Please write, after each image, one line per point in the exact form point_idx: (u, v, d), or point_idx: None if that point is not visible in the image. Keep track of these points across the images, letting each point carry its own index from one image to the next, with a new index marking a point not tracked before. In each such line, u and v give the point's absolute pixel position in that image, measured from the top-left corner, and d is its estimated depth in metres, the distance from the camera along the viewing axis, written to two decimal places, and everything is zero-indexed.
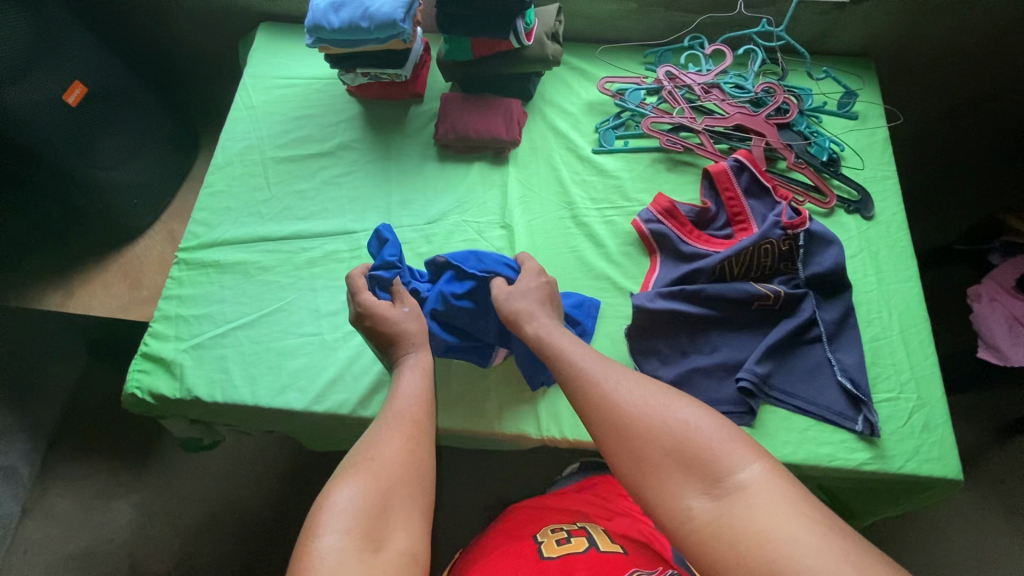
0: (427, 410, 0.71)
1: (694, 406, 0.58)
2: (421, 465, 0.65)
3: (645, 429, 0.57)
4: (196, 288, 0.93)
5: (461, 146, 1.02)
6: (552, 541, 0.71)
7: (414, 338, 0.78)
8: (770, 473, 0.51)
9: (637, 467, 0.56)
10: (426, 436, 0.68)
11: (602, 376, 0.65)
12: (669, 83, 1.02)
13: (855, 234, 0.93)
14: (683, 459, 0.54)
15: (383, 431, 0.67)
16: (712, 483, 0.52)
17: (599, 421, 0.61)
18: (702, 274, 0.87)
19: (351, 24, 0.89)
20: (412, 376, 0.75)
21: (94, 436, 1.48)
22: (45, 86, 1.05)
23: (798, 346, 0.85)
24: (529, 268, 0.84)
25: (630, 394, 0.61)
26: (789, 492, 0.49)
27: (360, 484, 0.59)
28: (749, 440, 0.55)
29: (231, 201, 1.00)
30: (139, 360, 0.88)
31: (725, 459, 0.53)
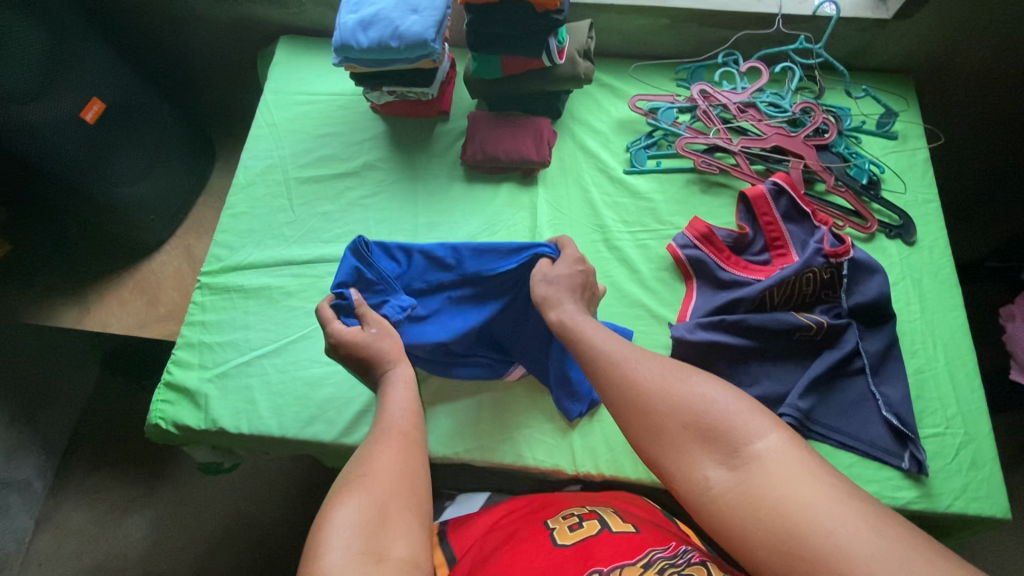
0: (416, 420, 0.68)
1: (712, 382, 0.58)
2: (414, 474, 0.62)
3: (662, 404, 0.58)
4: (219, 314, 0.91)
5: (489, 167, 0.99)
6: (564, 528, 0.67)
7: (388, 356, 0.74)
8: (786, 441, 0.52)
9: (656, 440, 0.57)
10: (417, 447, 0.65)
11: (620, 356, 0.65)
12: (703, 102, 0.99)
13: (897, 260, 0.91)
14: (702, 431, 0.55)
15: (376, 444, 0.64)
16: (730, 454, 0.53)
17: (619, 401, 0.61)
18: (743, 303, 0.84)
19: (380, 44, 0.86)
20: (398, 390, 0.71)
21: (108, 449, 1.46)
22: (62, 103, 1.02)
23: (842, 378, 0.82)
24: (567, 256, 0.79)
25: (647, 373, 0.62)
26: (806, 459, 0.50)
27: (357, 501, 0.57)
28: (764, 411, 0.55)
29: (254, 223, 0.97)
30: (162, 390, 0.86)
31: (743, 430, 0.53)
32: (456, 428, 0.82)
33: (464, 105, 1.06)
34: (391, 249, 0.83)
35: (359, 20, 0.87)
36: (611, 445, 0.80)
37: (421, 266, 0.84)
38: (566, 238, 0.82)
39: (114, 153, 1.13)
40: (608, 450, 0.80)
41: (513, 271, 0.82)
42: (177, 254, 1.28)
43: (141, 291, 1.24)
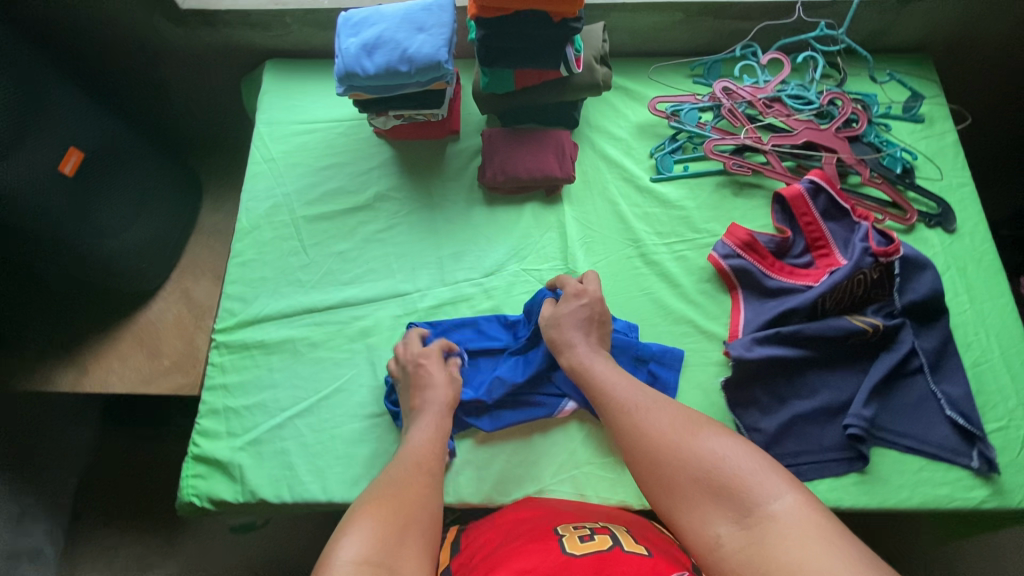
0: (438, 463, 0.68)
1: (725, 437, 0.57)
2: (429, 505, 0.60)
3: (674, 458, 0.57)
4: (241, 375, 0.85)
5: (510, 187, 0.94)
6: (574, 537, 0.57)
7: (444, 404, 0.76)
8: (804, 504, 0.49)
9: (666, 493, 0.56)
10: (438, 490, 0.63)
11: (633, 407, 0.65)
12: (727, 100, 0.95)
13: (939, 250, 0.88)
14: (713, 487, 0.53)
15: (400, 476, 0.63)
16: (742, 512, 0.50)
17: (632, 450, 0.61)
18: (795, 313, 0.81)
19: (388, 70, 0.79)
20: (427, 431, 0.72)
21: (120, 505, 1.39)
22: (38, 157, 0.93)
23: (901, 379, 0.81)
24: (569, 289, 0.80)
25: (660, 425, 0.61)
26: (823, 524, 0.47)
27: (378, 518, 0.54)
28: (781, 471, 0.52)
29: (265, 270, 0.91)
30: (190, 464, 0.80)
31: (757, 490, 0.51)
32: (510, 471, 0.79)
33: (473, 120, 1.00)
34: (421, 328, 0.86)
35: (362, 44, 0.80)
36: None
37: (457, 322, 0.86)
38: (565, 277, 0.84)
39: (98, 205, 1.04)
40: None
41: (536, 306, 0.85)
42: (175, 299, 1.20)
43: (141, 343, 1.17)
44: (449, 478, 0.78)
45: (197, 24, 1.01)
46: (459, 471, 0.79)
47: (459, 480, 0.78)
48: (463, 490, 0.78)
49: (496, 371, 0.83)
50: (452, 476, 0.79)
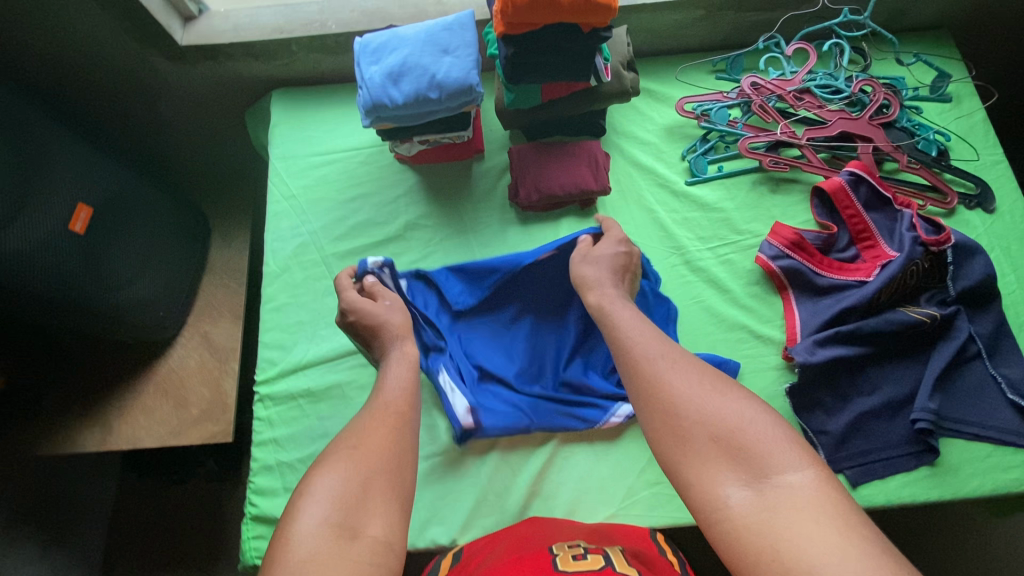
0: (412, 401, 0.65)
1: (746, 401, 0.53)
2: (401, 449, 0.59)
3: (690, 410, 0.53)
4: (290, 426, 0.82)
5: (544, 204, 0.91)
6: (568, 555, 0.55)
7: (397, 332, 0.74)
8: (821, 481, 0.46)
9: (677, 442, 0.52)
10: (410, 426, 0.63)
11: (654, 353, 0.59)
12: (757, 96, 0.93)
13: (982, 231, 0.87)
14: (731, 447, 0.49)
15: (371, 421, 0.61)
16: (756, 476, 0.47)
17: (643, 392, 0.57)
18: (853, 311, 0.80)
19: (418, 97, 0.75)
20: (399, 366, 0.69)
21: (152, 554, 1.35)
22: (47, 218, 0.87)
23: (960, 365, 0.80)
24: (614, 234, 0.80)
25: (680, 378, 0.56)
26: (840, 503, 0.44)
27: (344, 471, 0.54)
28: (801, 444, 0.49)
29: (302, 313, 0.88)
30: (250, 525, 0.77)
31: (775, 458, 0.48)
32: (581, 498, 0.77)
33: (497, 137, 0.97)
34: (430, 287, 0.87)
35: (386, 72, 0.76)
36: None
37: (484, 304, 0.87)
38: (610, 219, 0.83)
39: (111, 259, 0.98)
40: None
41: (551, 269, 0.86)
42: (196, 344, 1.16)
43: (165, 394, 1.12)
44: (521, 511, 0.77)
45: (197, 59, 0.96)
46: (530, 502, 0.77)
47: (531, 511, 0.77)
48: None
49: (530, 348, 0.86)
50: (524, 508, 0.77)
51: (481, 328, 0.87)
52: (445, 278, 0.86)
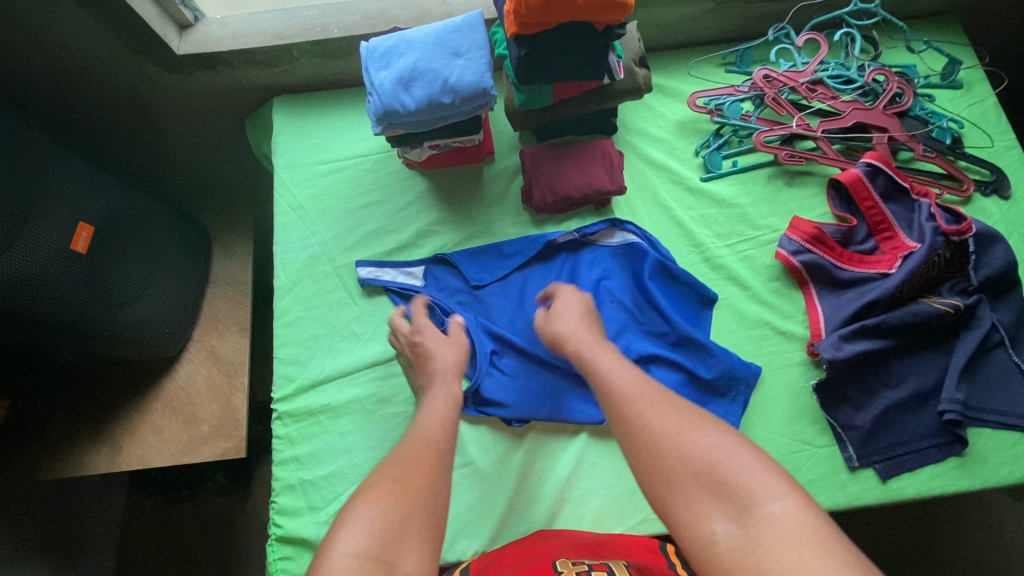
0: (451, 438, 0.62)
1: (724, 431, 0.51)
2: (439, 484, 0.55)
3: (665, 443, 0.51)
4: (311, 443, 0.80)
5: (559, 206, 0.89)
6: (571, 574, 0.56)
7: (451, 368, 0.73)
8: (805, 510, 0.43)
9: (657, 481, 0.50)
10: (448, 465, 0.58)
11: (629, 386, 0.58)
12: (769, 89, 0.92)
13: (999, 217, 0.86)
14: (711, 481, 0.47)
15: (408, 454, 0.58)
16: (740, 510, 0.45)
17: (620, 427, 0.55)
18: (878, 304, 0.80)
19: (431, 103, 0.73)
20: (440, 403, 0.67)
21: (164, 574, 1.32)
22: (49, 239, 0.83)
23: (984, 354, 0.79)
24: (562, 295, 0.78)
25: (658, 411, 0.54)
26: (825, 535, 0.42)
27: (382, 504, 0.51)
28: (783, 471, 0.47)
29: (316, 327, 0.86)
30: (276, 546, 0.76)
31: (755, 488, 0.45)
32: (612, 503, 0.77)
33: (507, 138, 0.95)
34: (447, 266, 0.89)
35: (397, 77, 0.74)
36: None
37: (501, 284, 0.88)
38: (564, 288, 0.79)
39: (115, 278, 0.95)
40: None
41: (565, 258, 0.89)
42: (203, 360, 1.13)
43: (174, 412, 1.10)
44: (551, 519, 0.76)
45: (196, 68, 0.94)
46: (560, 508, 0.77)
47: (561, 518, 0.76)
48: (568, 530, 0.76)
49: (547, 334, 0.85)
50: (553, 515, 0.76)
51: (497, 310, 0.87)
52: (464, 259, 0.88)
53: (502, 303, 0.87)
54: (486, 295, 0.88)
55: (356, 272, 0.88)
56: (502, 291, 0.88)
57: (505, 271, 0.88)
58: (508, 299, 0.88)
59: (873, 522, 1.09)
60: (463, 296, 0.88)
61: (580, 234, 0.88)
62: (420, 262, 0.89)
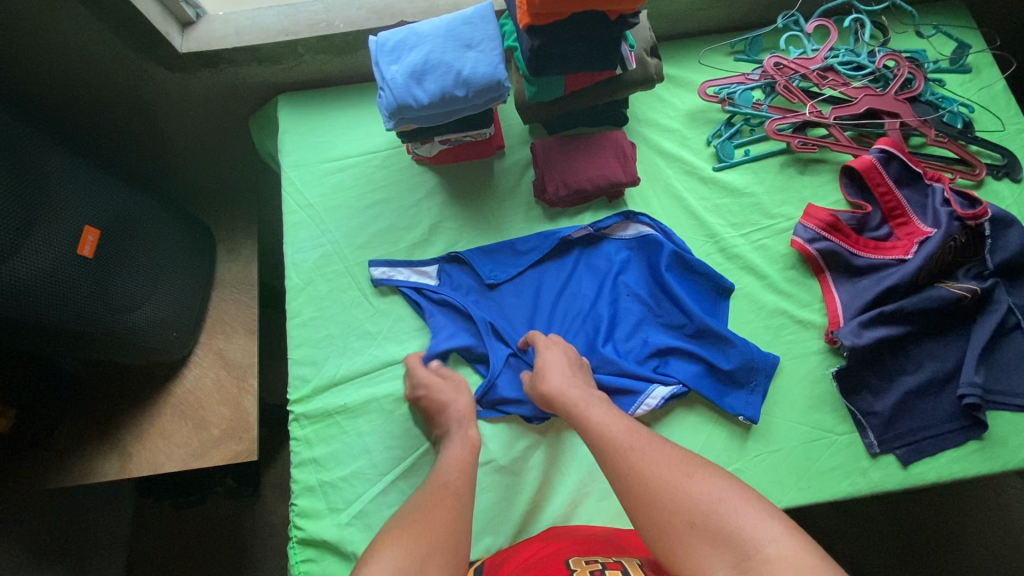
0: (469, 482, 0.65)
1: (716, 480, 0.56)
2: (457, 526, 0.59)
3: (667, 499, 0.56)
4: (329, 445, 0.79)
5: (572, 199, 0.88)
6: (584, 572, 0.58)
7: (460, 415, 0.74)
8: (798, 546, 0.49)
9: (661, 534, 0.55)
10: (464, 508, 0.61)
11: (628, 445, 0.62)
12: (780, 76, 0.92)
13: (1013, 201, 0.86)
14: (711, 531, 0.52)
15: (427, 501, 0.61)
16: (740, 557, 0.50)
17: (624, 487, 0.59)
18: (896, 290, 0.80)
19: (444, 96, 0.72)
20: (458, 450, 0.70)
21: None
22: (55, 244, 0.81)
23: (1002, 338, 0.79)
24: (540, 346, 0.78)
25: (655, 464, 0.59)
26: (818, 566, 0.48)
27: (405, 549, 0.54)
28: (774, 513, 0.53)
29: (330, 327, 0.85)
30: (298, 548, 0.75)
31: (750, 533, 0.51)
32: None
33: (517, 132, 0.94)
34: (460, 265, 0.88)
35: (408, 71, 0.73)
36: (798, 471, 0.76)
37: (516, 282, 0.87)
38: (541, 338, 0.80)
39: (121, 283, 0.93)
40: (798, 479, 0.76)
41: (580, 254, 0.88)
42: (210, 363, 1.12)
43: (184, 416, 1.08)
44: (573, 512, 0.76)
45: (198, 67, 0.92)
46: (582, 501, 0.77)
47: (583, 511, 0.76)
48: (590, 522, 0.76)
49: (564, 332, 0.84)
50: (575, 508, 0.76)
51: (513, 307, 0.86)
52: (479, 257, 0.87)
53: (516, 302, 0.87)
54: (501, 294, 0.87)
55: (369, 271, 0.87)
56: (516, 289, 0.87)
57: (520, 269, 0.87)
58: (524, 297, 0.87)
59: (886, 501, 1.10)
60: (478, 295, 0.87)
61: (594, 228, 0.87)
62: (434, 261, 0.88)
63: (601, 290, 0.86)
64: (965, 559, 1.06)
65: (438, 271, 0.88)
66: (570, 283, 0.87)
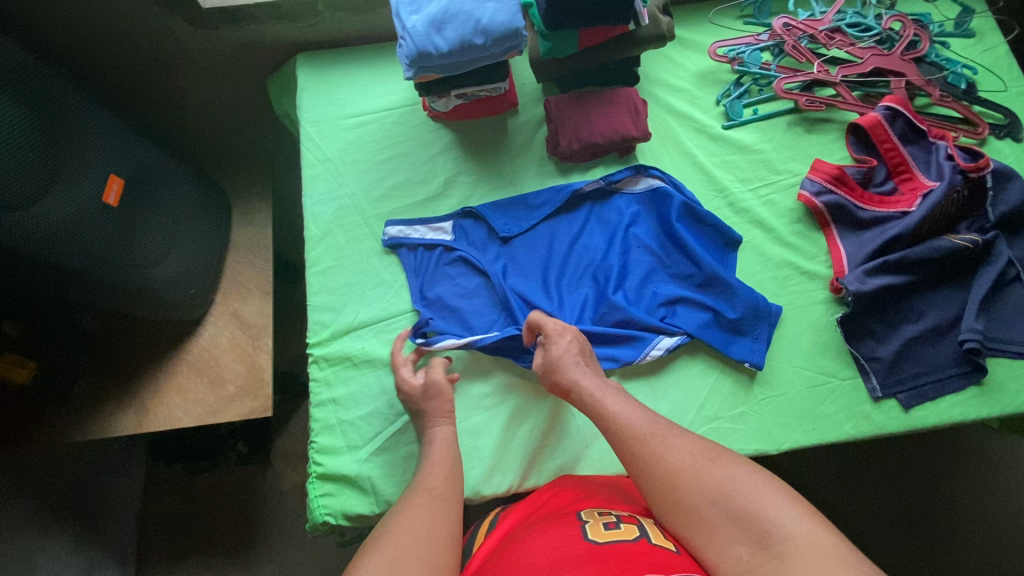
0: (453, 483, 0.64)
1: (736, 465, 0.58)
2: (436, 533, 0.56)
3: (689, 484, 0.57)
4: (348, 386, 0.82)
5: (584, 154, 0.91)
6: (598, 523, 0.57)
7: (436, 413, 0.74)
8: (816, 525, 0.51)
9: (682, 516, 0.56)
10: (448, 506, 0.60)
11: (646, 432, 0.63)
12: (789, 37, 0.94)
13: (1014, 158, 0.88)
14: (733, 512, 0.54)
15: (408, 504, 0.60)
16: (761, 535, 0.52)
17: (646, 476, 0.60)
18: (898, 240, 0.83)
19: (464, 44, 0.75)
20: (440, 450, 0.69)
21: (181, 546, 1.30)
22: (81, 190, 0.83)
23: (1002, 288, 0.81)
24: (551, 330, 0.76)
25: (676, 450, 0.60)
26: (837, 544, 0.49)
27: (386, 554, 0.52)
28: (793, 494, 0.54)
29: (348, 274, 0.87)
30: (317, 484, 0.77)
31: (773, 513, 0.52)
32: None
33: (530, 90, 0.97)
34: (475, 219, 0.90)
35: (428, 20, 0.75)
36: (802, 414, 0.78)
37: (530, 235, 0.89)
38: (538, 315, 0.78)
39: (143, 233, 0.94)
40: (802, 421, 0.78)
41: (590, 209, 0.90)
42: (226, 322, 1.13)
43: (200, 373, 1.10)
44: (584, 452, 0.79)
45: (220, 23, 0.96)
46: (591, 442, 0.79)
47: (592, 452, 0.78)
48: (599, 463, 0.78)
49: (577, 283, 0.86)
50: (586, 449, 0.79)
51: (527, 260, 0.88)
52: (492, 212, 0.89)
53: (532, 252, 0.88)
54: (513, 247, 0.89)
55: (385, 231, 0.88)
56: (529, 241, 0.89)
57: (534, 222, 0.89)
58: (536, 249, 0.88)
59: (887, 462, 1.12)
60: (491, 248, 0.89)
61: (606, 182, 0.89)
62: (448, 217, 0.89)
63: (612, 242, 0.87)
64: (964, 516, 1.08)
65: (455, 224, 0.89)
66: (582, 236, 0.89)
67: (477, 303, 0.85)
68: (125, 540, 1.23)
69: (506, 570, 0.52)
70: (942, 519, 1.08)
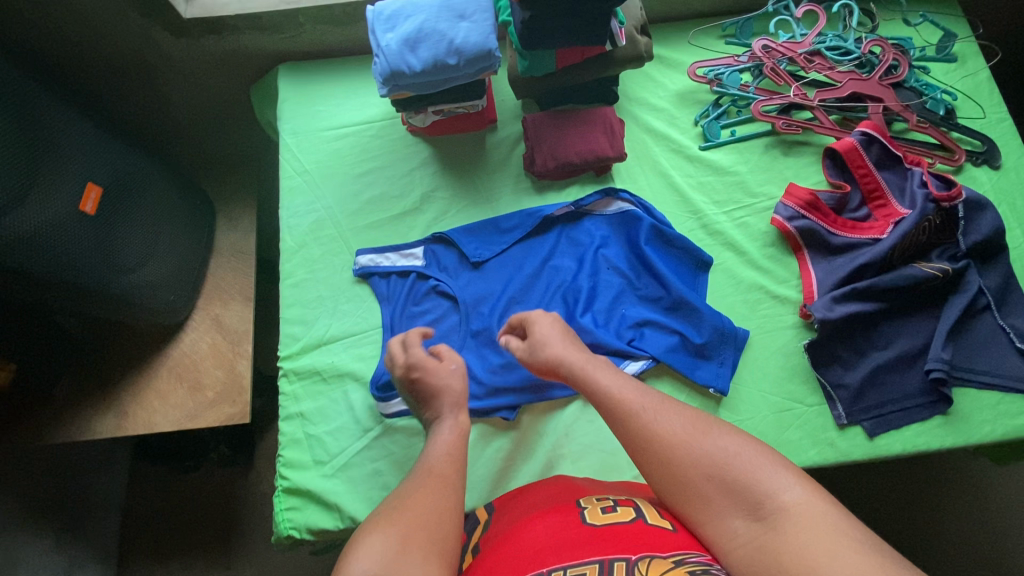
0: (459, 466, 0.61)
1: (729, 435, 0.56)
2: (443, 509, 0.54)
3: (682, 457, 0.56)
4: (317, 401, 0.82)
5: (560, 172, 0.91)
6: (596, 507, 0.57)
7: (456, 397, 0.70)
8: (810, 493, 0.50)
9: (677, 491, 0.55)
10: (455, 490, 0.58)
11: (637, 406, 0.61)
12: (768, 59, 0.94)
13: (989, 186, 0.88)
14: (726, 484, 0.53)
15: (410, 483, 0.58)
16: (755, 506, 0.51)
17: (641, 452, 0.58)
18: (868, 268, 0.83)
19: (437, 64, 0.75)
20: (449, 435, 0.65)
21: (159, 548, 1.30)
22: (58, 198, 0.83)
23: (970, 318, 0.82)
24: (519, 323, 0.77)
25: (666, 423, 0.59)
26: (829, 512, 0.48)
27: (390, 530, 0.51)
28: (789, 465, 0.53)
29: (321, 289, 0.87)
30: (283, 497, 0.78)
31: (767, 483, 0.51)
32: (609, 464, 0.79)
33: (510, 107, 0.97)
34: (446, 245, 0.90)
35: (402, 38, 0.76)
36: (767, 439, 0.78)
37: (502, 258, 0.89)
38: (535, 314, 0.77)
39: (122, 240, 0.94)
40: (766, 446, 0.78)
41: (563, 230, 0.90)
42: (206, 328, 1.13)
43: (179, 378, 1.10)
44: (549, 472, 0.79)
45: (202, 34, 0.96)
46: (556, 463, 0.79)
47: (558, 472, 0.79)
48: None
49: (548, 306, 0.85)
50: (550, 470, 0.79)
51: (498, 286, 0.88)
52: (463, 236, 0.89)
53: (504, 276, 0.88)
54: (483, 272, 0.88)
55: (356, 260, 0.88)
56: (500, 265, 0.89)
57: (505, 246, 0.89)
58: (507, 273, 0.88)
59: (864, 490, 1.11)
60: (460, 274, 0.89)
61: (576, 206, 0.90)
62: (419, 243, 0.90)
63: (582, 263, 0.88)
64: (946, 543, 1.08)
65: (427, 247, 0.89)
66: (554, 259, 0.89)
67: (446, 329, 0.86)
68: (104, 541, 1.23)
69: (510, 557, 0.52)
70: (921, 544, 1.08)
